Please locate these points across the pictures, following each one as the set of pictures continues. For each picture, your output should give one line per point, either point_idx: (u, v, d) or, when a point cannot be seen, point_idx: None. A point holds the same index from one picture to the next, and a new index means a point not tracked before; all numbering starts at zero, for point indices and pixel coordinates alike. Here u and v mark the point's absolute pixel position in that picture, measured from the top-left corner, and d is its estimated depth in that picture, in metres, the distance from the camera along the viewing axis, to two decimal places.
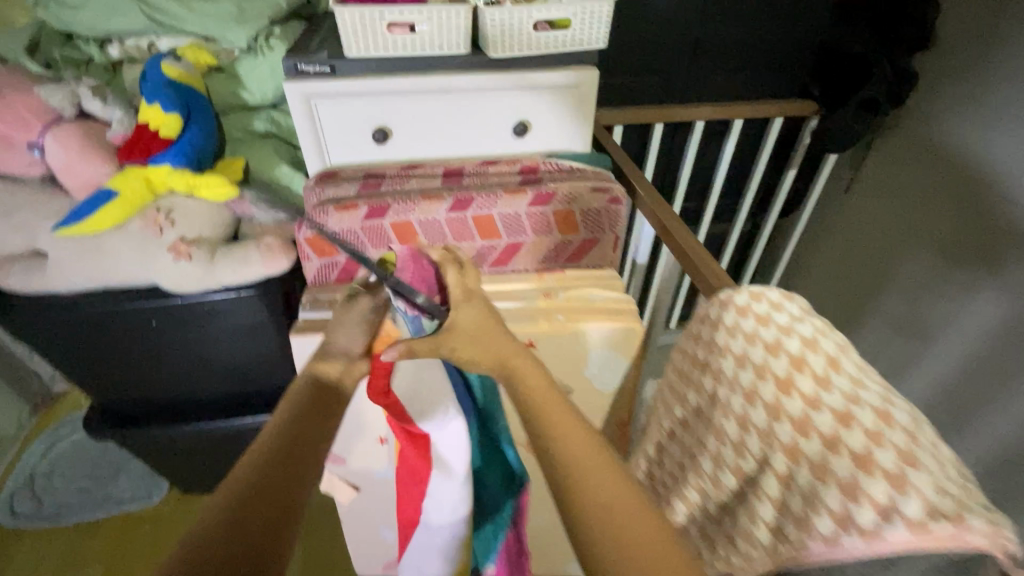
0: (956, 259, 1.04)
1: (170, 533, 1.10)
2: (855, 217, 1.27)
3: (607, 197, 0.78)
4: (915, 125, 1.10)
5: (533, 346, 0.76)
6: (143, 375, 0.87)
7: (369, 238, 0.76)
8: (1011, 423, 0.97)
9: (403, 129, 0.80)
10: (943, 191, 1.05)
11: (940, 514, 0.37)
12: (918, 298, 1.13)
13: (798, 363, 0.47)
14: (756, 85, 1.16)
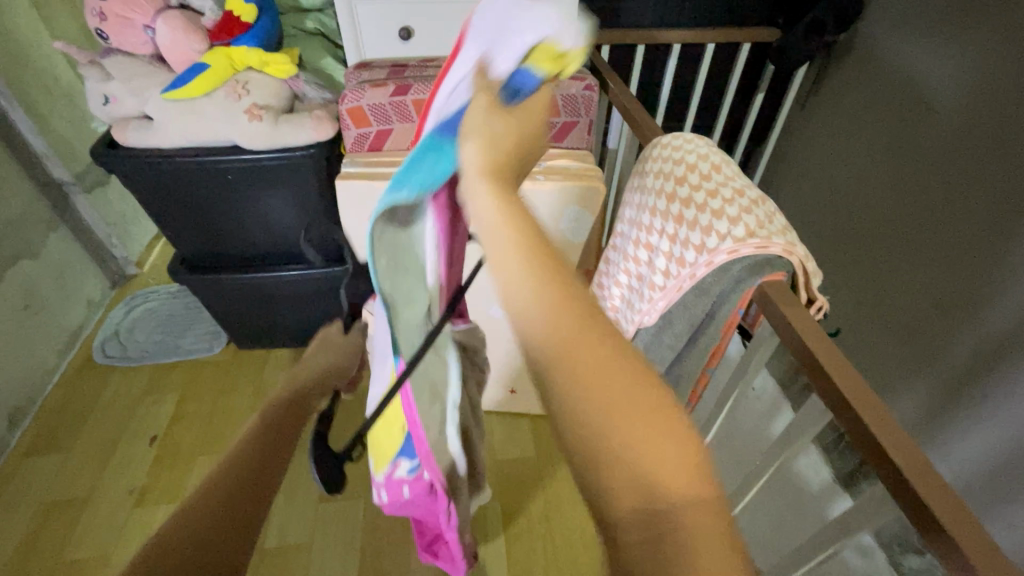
0: (887, 162, 1.24)
1: (229, 374, 1.37)
2: (817, 135, 1.45)
3: (582, 84, 0.98)
4: (867, 47, 1.28)
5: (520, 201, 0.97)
6: (217, 225, 1.11)
7: (395, 113, 0.96)
8: (912, 293, 1.18)
9: (423, 29, 1.01)
10: (883, 104, 1.24)
11: (757, 236, 0.60)
12: (856, 201, 1.33)
13: (691, 167, 0.68)
14: (728, 12, 1.34)
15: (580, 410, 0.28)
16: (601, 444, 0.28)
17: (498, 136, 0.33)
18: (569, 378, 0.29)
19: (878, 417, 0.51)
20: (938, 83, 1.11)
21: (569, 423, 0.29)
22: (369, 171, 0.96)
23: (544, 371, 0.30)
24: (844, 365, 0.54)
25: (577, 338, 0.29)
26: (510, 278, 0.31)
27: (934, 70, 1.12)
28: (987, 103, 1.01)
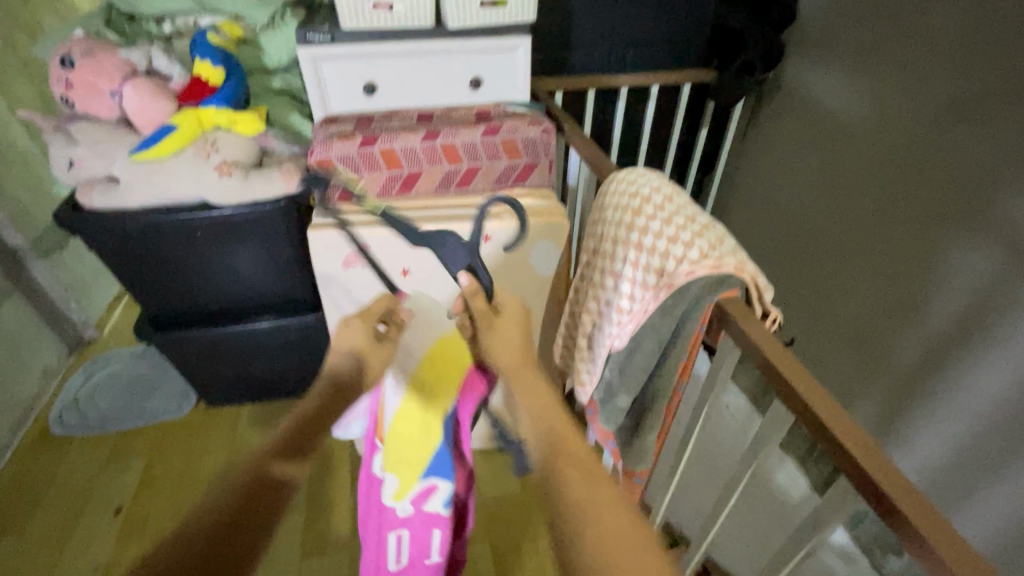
0: (822, 184, 1.35)
1: (198, 433, 1.33)
2: (758, 163, 1.57)
3: (540, 128, 1.04)
4: (793, 84, 1.41)
5: (488, 238, 1.01)
6: (185, 281, 1.11)
7: (363, 162, 1.00)
8: (859, 302, 1.27)
9: (386, 84, 1.07)
10: (812, 132, 1.37)
11: (710, 257, 0.66)
12: (799, 221, 1.44)
13: (645, 200, 0.74)
14: (667, 58, 1.46)
15: (587, 534, 0.43)
16: (581, 522, 0.44)
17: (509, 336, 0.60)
18: (578, 514, 0.44)
19: (833, 414, 0.56)
20: (859, 113, 1.23)
21: (580, 534, 0.43)
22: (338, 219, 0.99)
23: (565, 517, 0.45)
24: (800, 372, 0.59)
25: (591, 494, 0.46)
26: (557, 447, 0.49)
27: (853, 100, 1.25)
28: (901, 128, 1.14)
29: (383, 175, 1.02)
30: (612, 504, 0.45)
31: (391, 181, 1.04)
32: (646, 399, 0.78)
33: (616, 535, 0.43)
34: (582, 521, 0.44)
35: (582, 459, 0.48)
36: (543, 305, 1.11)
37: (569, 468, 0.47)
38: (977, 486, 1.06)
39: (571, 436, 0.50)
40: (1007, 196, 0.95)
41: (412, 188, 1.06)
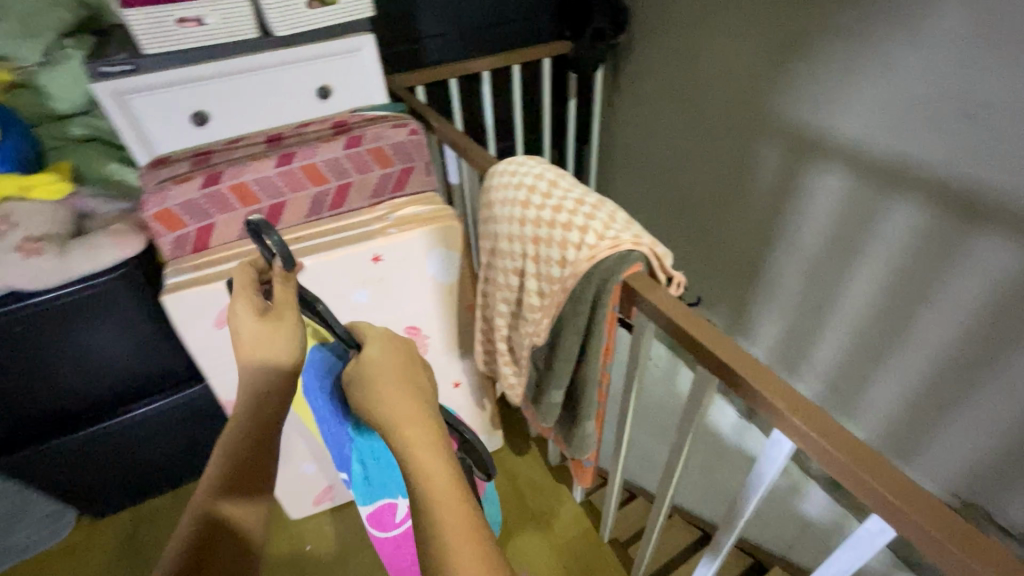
0: (689, 135, 1.42)
1: (92, 554, 1.12)
2: (628, 123, 1.62)
3: (406, 130, 0.96)
4: (644, 43, 1.46)
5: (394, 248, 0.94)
6: (18, 390, 0.91)
7: (212, 204, 0.87)
8: (747, 237, 1.37)
9: (219, 111, 0.93)
10: (670, 85, 1.42)
11: (607, 237, 0.64)
12: (676, 172, 1.51)
13: (531, 191, 0.71)
14: (520, 34, 1.44)
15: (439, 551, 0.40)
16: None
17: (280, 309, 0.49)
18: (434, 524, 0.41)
19: (731, 354, 0.58)
20: (707, 63, 1.30)
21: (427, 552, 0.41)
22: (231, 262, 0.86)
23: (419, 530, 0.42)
24: (718, 338, 0.59)
25: (442, 504, 0.42)
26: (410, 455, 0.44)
27: (699, 51, 1.31)
28: (744, 72, 1.21)
29: (239, 214, 0.90)
30: (468, 522, 0.42)
31: (252, 218, 0.91)
32: (577, 387, 0.77)
33: (462, 546, 0.40)
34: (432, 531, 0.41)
35: (434, 465, 0.44)
36: (454, 314, 1.05)
37: (449, 531, 0.41)
38: (870, 375, 1.20)
39: (420, 452, 0.44)
40: (846, 120, 1.05)
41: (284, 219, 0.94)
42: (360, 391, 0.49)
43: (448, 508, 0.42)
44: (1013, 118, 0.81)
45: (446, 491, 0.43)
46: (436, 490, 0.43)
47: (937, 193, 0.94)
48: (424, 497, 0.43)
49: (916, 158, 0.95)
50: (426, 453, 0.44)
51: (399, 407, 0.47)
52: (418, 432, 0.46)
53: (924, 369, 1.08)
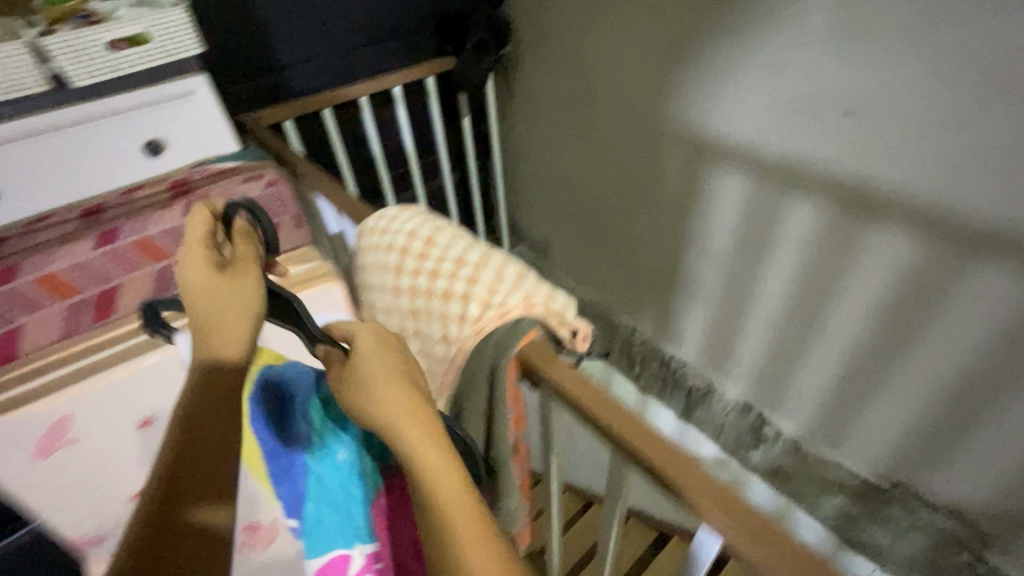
0: (589, 144, 1.37)
1: None
2: (527, 135, 1.55)
3: (262, 181, 0.81)
4: (530, 52, 1.39)
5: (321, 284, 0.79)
6: None
7: (6, 309, 0.66)
8: (662, 243, 1.34)
9: (8, 186, 0.73)
10: (563, 94, 1.36)
11: (493, 305, 0.56)
12: (583, 182, 1.46)
13: (403, 253, 0.61)
14: (398, 52, 1.31)
15: None
16: None
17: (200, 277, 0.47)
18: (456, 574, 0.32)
19: (605, 408, 0.49)
20: (596, 70, 1.25)
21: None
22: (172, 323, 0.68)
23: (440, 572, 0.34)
24: (628, 415, 0.48)
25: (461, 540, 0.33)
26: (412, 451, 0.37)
27: (586, 58, 1.26)
28: (632, 77, 1.17)
29: (51, 313, 0.69)
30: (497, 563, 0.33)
31: (72, 314, 0.70)
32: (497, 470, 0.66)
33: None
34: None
35: (446, 486, 0.36)
36: None
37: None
38: (794, 370, 1.20)
39: (428, 453, 0.37)
40: (737, 121, 1.02)
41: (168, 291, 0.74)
42: (344, 383, 0.42)
43: (470, 546, 0.33)
44: (889, 112, 0.81)
45: (457, 497, 0.35)
46: (450, 509, 0.35)
47: (834, 189, 0.93)
48: (437, 528, 0.34)
49: (805, 156, 0.94)
50: (435, 455, 0.37)
51: (395, 407, 0.39)
52: (412, 428, 0.38)
53: (842, 360, 1.08)
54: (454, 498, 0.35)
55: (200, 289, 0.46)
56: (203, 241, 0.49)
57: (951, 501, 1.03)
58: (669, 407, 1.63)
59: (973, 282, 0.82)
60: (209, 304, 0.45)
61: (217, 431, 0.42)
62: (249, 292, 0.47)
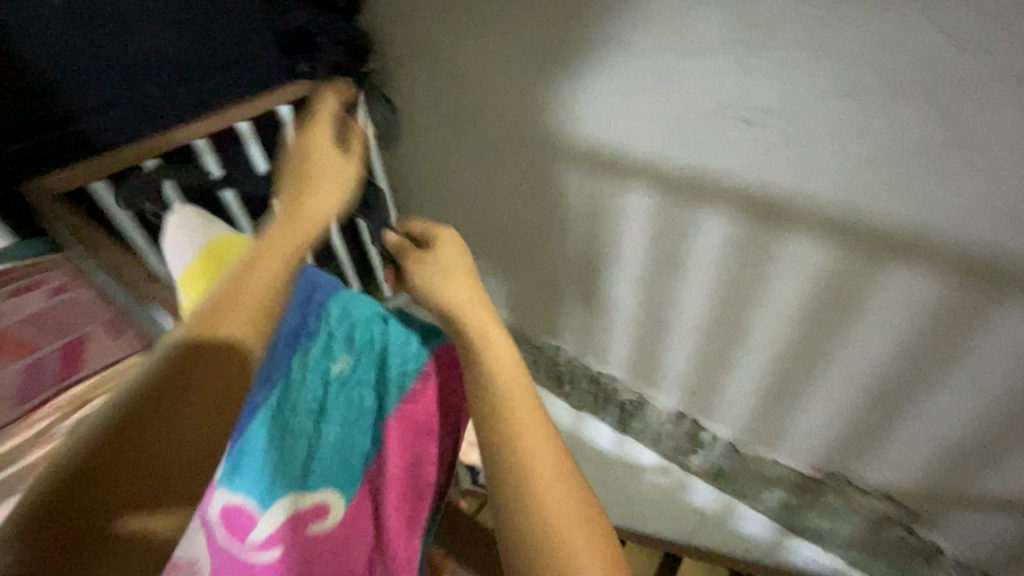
0: (479, 165, 1.26)
1: None
2: (411, 158, 1.41)
3: None
4: (399, 71, 1.24)
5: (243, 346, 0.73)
6: None
7: None
8: (573, 263, 1.26)
9: None
10: (443, 114, 1.23)
11: None
12: (479, 205, 1.34)
13: None
14: (240, 82, 1.09)
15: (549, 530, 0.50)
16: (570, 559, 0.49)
17: (325, 159, 0.68)
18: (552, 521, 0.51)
19: None
20: (472, 87, 1.13)
21: (534, 522, 0.51)
22: (180, 227, 0.74)
23: (519, 499, 0.52)
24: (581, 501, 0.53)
25: (551, 496, 0.52)
26: (485, 419, 0.58)
27: (459, 74, 1.13)
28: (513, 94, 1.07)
29: None
30: (572, 511, 0.51)
31: None
32: None
33: (569, 526, 0.50)
34: (542, 517, 0.51)
35: (541, 445, 0.55)
36: None
37: (546, 515, 0.51)
38: (722, 380, 1.17)
39: (501, 391, 0.59)
40: (631, 137, 0.95)
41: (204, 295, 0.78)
42: (440, 289, 0.68)
43: (559, 487, 0.52)
44: (792, 121, 0.76)
45: (551, 459, 0.54)
46: (537, 454, 0.54)
47: (742, 203, 0.89)
48: (533, 473, 0.53)
49: (711, 169, 0.89)
50: (508, 390, 0.59)
51: (496, 346, 0.63)
52: (490, 334, 0.64)
53: (766, 366, 1.07)
54: (532, 440, 0.55)
55: (327, 155, 0.68)
56: (327, 144, 0.69)
57: (882, 486, 1.06)
58: (603, 422, 1.58)
59: (888, 286, 0.81)
60: (279, 245, 0.60)
61: (175, 405, 0.47)
62: (348, 168, 0.69)
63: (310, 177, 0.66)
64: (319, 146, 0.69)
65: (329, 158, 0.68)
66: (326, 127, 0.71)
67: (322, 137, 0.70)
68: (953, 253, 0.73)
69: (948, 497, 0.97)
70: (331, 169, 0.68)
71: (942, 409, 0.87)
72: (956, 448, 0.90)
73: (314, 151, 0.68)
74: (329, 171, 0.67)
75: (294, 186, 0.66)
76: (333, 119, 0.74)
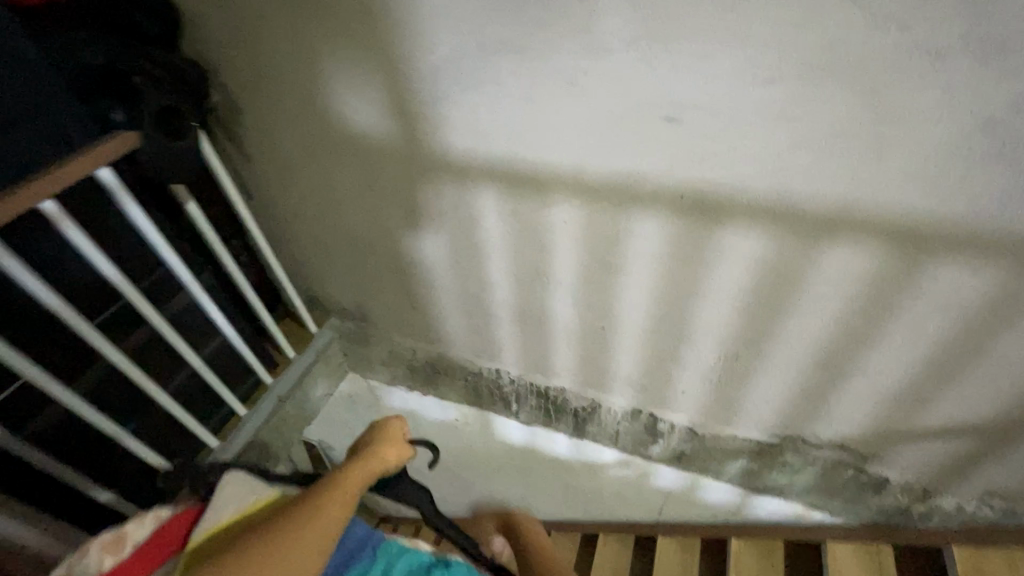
0: (372, 196, 1.11)
1: None
2: (289, 197, 1.22)
3: None
4: (249, 102, 1.05)
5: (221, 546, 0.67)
6: None
7: None
8: (501, 285, 1.16)
9: None
10: (317, 146, 1.06)
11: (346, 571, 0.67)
12: (382, 239, 1.20)
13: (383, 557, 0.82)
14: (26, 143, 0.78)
15: None
16: None
17: (392, 447, 0.84)
18: None
19: None
20: (347, 112, 0.97)
21: None
22: (216, 502, 0.78)
23: None
24: None
25: None
26: None
27: (326, 100, 0.97)
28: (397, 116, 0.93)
29: None
30: None
31: None
32: None
33: None
34: None
35: None
36: None
37: None
38: (673, 373, 1.15)
39: None
40: (547, 147, 0.86)
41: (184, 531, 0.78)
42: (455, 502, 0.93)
43: None
44: (715, 114, 0.72)
45: None
46: None
47: (673, 202, 0.84)
48: None
49: (637, 171, 0.82)
50: None
51: None
52: None
53: (716, 352, 1.05)
54: None
55: (394, 442, 0.85)
56: (400, 437, 0.86)
57: (833, 437, 1.11)
58: (558, 432, 1.50)
59: (825, 262, 0.82)
60: (360, 472, 0.77)
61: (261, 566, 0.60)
62: (403, 448, 0.86)
63: (380, 451, 0.82)
64: (392, 437, 0.86)
65: (393, 440, 0.85)
66: (395, 427, 0.87)
67: (385, 431, 0.86)
68: (883, 222, 0.74)
69: (891, 436, 1.04)
70: (395, 444, 0.85)
71: (882, 363, 0.92)
72: (896, 394, 0.95)
73: (375, 435, 0.86)
74: (391, 439, 0.85)
75: (360, 462, 0.79)
76: (381, 423, 0.89)
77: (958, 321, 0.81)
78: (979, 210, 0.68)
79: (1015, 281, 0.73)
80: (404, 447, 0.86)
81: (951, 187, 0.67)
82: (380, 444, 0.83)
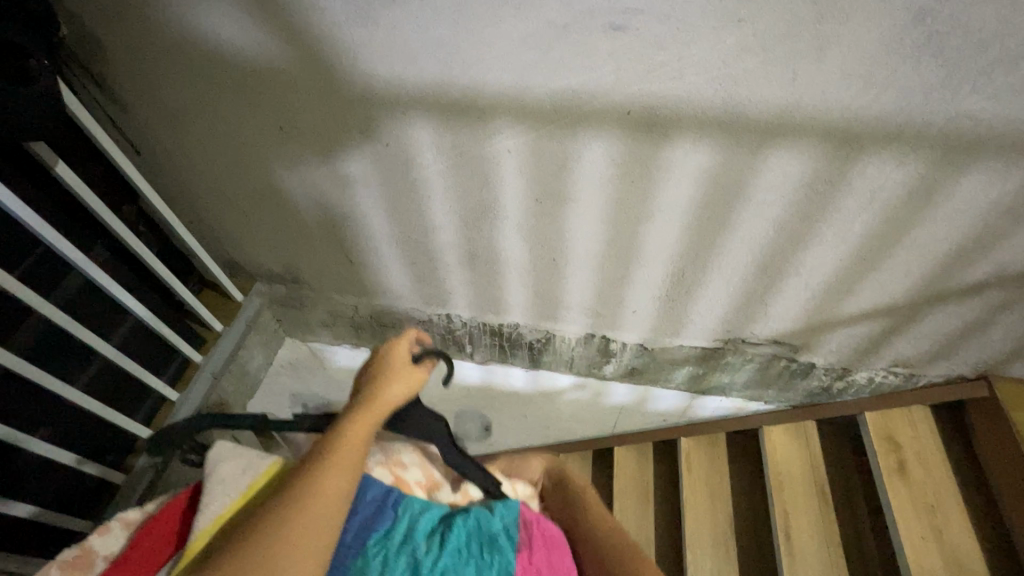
0: (287, 141, 0.98)
1: None
2: (186, 150, 1.05)
3: None
4: (113, 36, 0.86)
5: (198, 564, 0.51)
6: None
7: None
8: (445, 225, 1.10)
9: None
10: (210, 86, 0.90)
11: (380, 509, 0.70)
12: (305, 189, 1.08)
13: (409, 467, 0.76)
14: None
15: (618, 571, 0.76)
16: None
17: (403, 383, 0.63)
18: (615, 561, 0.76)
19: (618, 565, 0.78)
20: (241, 43, 0.82)
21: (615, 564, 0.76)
22: None
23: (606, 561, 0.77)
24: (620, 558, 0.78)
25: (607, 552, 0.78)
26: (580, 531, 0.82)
27: (213, 28, 0.81)
28: (308, 43, 0.80)
29: None
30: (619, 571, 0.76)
31: None
32: None
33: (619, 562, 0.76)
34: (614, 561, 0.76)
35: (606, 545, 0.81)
36: None
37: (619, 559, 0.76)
38: (624, 295, 1.18)
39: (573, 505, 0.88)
40: (484, 68, 0.78)
41: (184, 526, 0.64)
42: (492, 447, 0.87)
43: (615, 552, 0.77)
44: (663, 20, 0.68)
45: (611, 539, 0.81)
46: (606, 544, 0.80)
47: (620, 120, 0.81)
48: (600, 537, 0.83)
49: (586, 88, 0.78)
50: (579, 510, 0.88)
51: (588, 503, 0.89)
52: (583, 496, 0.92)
53: (666, 269, 1.08)
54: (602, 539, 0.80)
55: (395, 373, 0.63)
56: (404, 367, 0.64)
57: (771, 334, 1.20)
58: (514, 366, 1.51)
59: (766, 169, 0.84)
60: (352, 436, 0.57)
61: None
62: (416, 380, 0.64)
63: (377, 396, 0.61)
64: (394, 364, 0.64)
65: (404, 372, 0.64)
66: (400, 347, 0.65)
67: (385, 359, 0.64)
68: (824, 125, 0.76)
69: (820, 326, 1.15)
70: (400, 374, 0.63)
71: (816, 260, 0.98)
72: (826, 288, 1.04)
73: (376, 369, 0.64)
74: (399, 373, 0.63)
75: (361, 417, 0.59)
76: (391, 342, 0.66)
77: (881, 214, 0.87)
78: (908, 104, 0.71)
79: (933, 169, 0.79)
80: (412, 376, 0.64)
81: (886, 84, 0.69)
82: (377, 385, 0.62)
